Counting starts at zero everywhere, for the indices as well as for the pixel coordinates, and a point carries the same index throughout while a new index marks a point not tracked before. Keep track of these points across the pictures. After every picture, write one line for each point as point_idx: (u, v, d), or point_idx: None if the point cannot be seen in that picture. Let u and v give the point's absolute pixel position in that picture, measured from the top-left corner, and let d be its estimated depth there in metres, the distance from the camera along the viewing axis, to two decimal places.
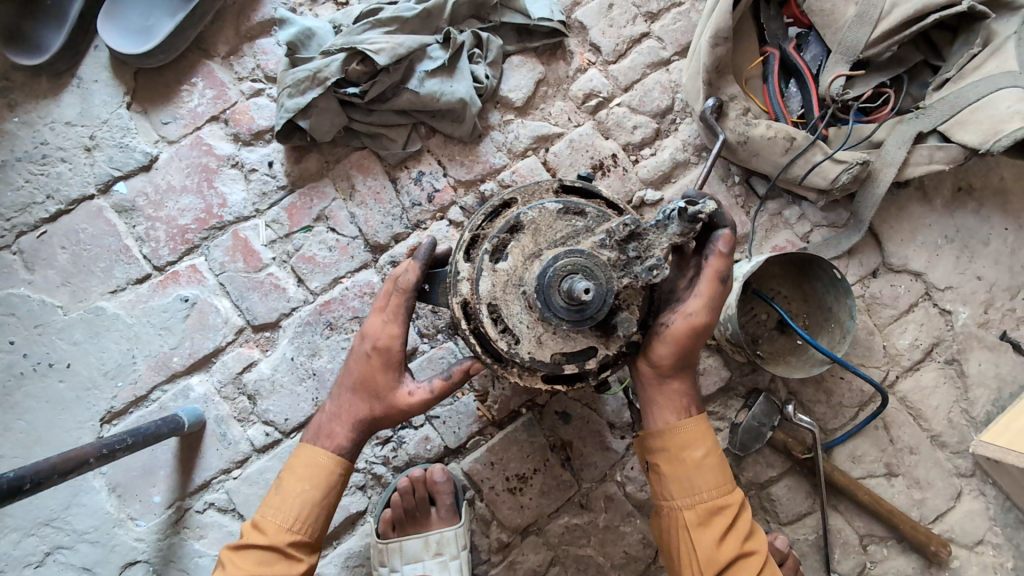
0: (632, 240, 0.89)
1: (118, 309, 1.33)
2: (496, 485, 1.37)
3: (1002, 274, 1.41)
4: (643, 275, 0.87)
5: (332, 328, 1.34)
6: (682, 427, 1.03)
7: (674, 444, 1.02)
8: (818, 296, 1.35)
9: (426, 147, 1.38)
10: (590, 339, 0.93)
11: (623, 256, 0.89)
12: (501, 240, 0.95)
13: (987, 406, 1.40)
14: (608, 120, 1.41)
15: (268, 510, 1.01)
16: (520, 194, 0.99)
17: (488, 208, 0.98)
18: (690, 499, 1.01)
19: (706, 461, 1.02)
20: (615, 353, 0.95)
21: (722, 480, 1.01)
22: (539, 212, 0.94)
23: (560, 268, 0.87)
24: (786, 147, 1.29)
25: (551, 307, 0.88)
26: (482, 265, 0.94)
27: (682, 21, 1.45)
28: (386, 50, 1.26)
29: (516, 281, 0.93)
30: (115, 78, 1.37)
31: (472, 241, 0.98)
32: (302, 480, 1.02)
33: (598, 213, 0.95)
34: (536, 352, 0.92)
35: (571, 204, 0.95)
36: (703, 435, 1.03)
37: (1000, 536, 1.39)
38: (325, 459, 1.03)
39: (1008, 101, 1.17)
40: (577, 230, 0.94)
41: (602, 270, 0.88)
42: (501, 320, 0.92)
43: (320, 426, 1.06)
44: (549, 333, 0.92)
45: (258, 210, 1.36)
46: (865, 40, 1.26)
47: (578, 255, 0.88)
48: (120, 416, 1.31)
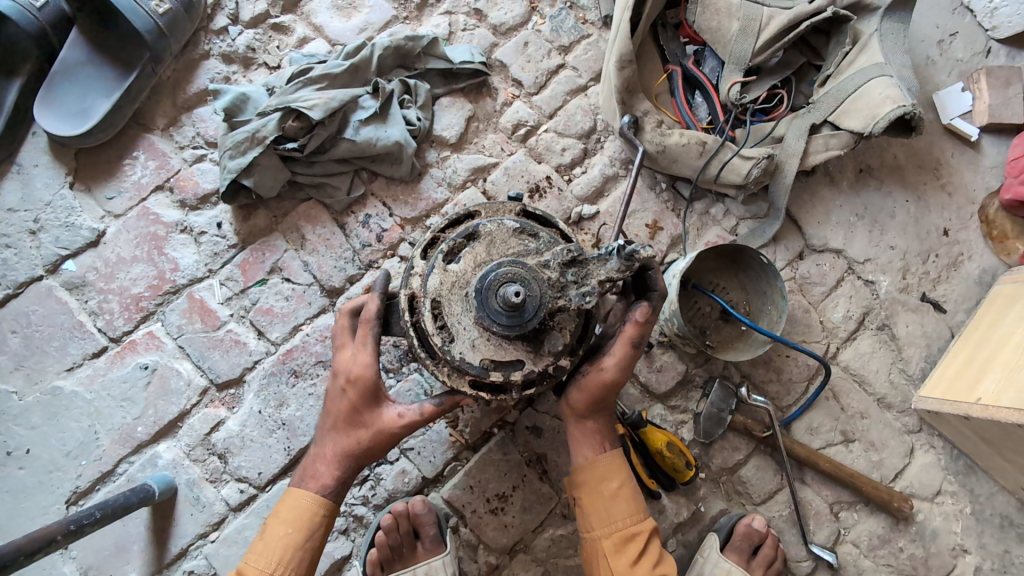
0: (573, 265, 0.93)
1: (76, 386, 1.32)
2: (478, 509, 1.39)
3: (912, 242, 1.55)
4: (576, 299, 0.91)
5: (297, 376, 1.36)
6: (599, 461, 1.15)
7: (593, 477, 1.14)
8: (754, 284, 1.45)
9: (369, 191, 1.45)
10: (520, 352, 0.97)
11: (562, 279, 0.93)
12: (457, 243, 1.00)
13: (921, 364, 1.51)
14: (538, 146, 1.51)
15: (250, 558, 1.05)
16: (485, 209, 1.04)
17: (452, 216, 1.04)
18: (607, 529, 1.13)
19: (620, 493, 1.14)
20: (541, 370, 0.97)
21: (636, 510, 1.15)
22: (496, 226, 1.00)
23: (501, 274, 0.93)
24: (700, 151, 1.41)
25: (486, 310, 0.93)
26: (435, 263, 0.99)
27: (593, 50, 1.57)
28: (320, 105, 1.33)
29: (463, 283, 0.97)
30: (55, 160, 1.40)
31: (432, 241, 1.03)
32: (285, 522, 1.06)
33: (550, 239, 1.00)
34: (467, 353, 0.95)
35: (527, 225, 1.00)
36: (615, 470, 1.15)
37: (955, 484, 1.47)
38: (306, 500, 1.07)
39: (880, 88, 1.32)
40: (528, 250, 0.98)
41: (540, 285, 0.93)
42: (441, 316, 0.97)
43: (307, 467, 1.10)
44: (483, 338, 0.96)
45: (211, 270, 1.39)
46: (751, 49, 1.41)
47: (519, 266, 0.93)
48: (86, 495, 1.29)
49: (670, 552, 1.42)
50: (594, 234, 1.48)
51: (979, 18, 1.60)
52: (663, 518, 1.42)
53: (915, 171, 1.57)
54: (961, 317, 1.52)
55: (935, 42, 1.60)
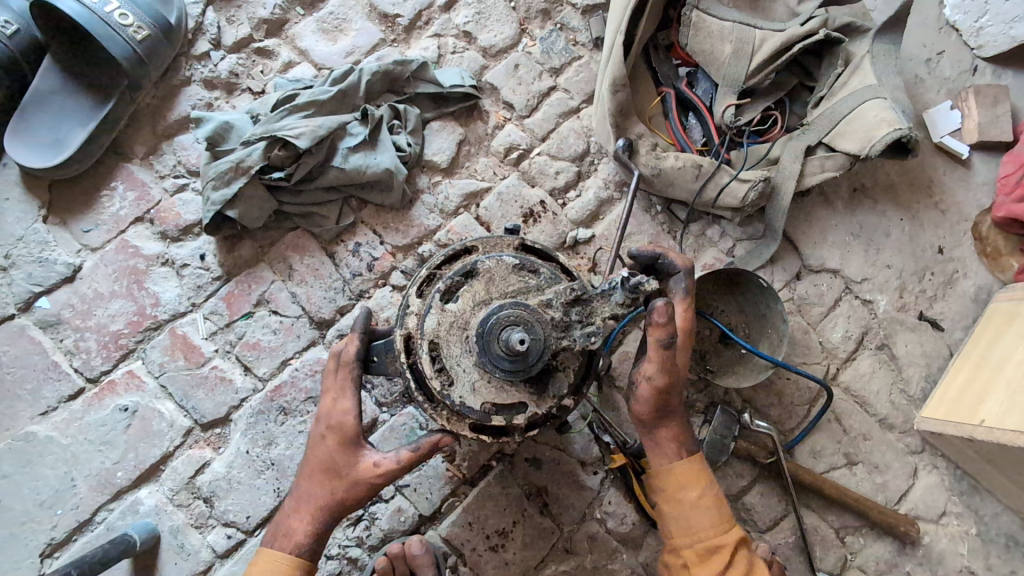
0: (577, 304, 0.90)
1: (51, 431, 1.25)
2: (478, 546, 1.34)
3: (908, 260, 1.54)
4: (581, 340, 0.89)
5: (286, 414, 1.31)
6: (678, 467, 1.09)
7: (672, 483, 1.09)
8: (753, 307, 1.43)
9: (359, 219, 1.41)
10: (523, 394, 0.93)
11: (566, 318, 0.90)
12: (455, 281, 0.96)
13: (921, 383, 1.50)
14: (531, 169, 1.48)
15: None
16: (482, 243, 1.00)
17: (448, 251, 1.00)
18: (688, 537, 1.07)
19: (700, 501, 1.07)
20: (545, 412, 0.94)
21: (723, 517, 1.07)
22: (495, 262, 0.96)
23: (503, 317, 0.88)
24: (696, 174, 1.39)
25: (489, 355, 0.89)
26: (432, 303, 0.95)
27: (585, 72, 1.56)
28: (306, 133, 1.29)
29: (462, 323, 0.94)
30: (28, 193, 1.34)
31: (428, 278, 0.99)
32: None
33: (551, 274, 0.97)
34: (467, 398, 0.92)
35: (527, 261, 0.97)
36: (696, 477, 1.09)
37: (959, 505, 1.45)
38: (282, 562, 0.99)
39: (874, 111, 1.31)
40: (528, 287, 0.95)
41: (544, 327, 0.89)
42: (439, 359, 0.93)
43: (280, 525, 1.03)
44: (484, 380, 0.92)
45: (194, 304, 1.33)
46: (745, 71, 1.40)
47: (523, 308, 0.89)
48: (62, 547, 1.22)
49: None
50: (590, 258, 1.45)
51: (966, 37, 1.61)
52: None
53: (908, 189, 1.57)
54: (959, 335, 1.52)
55: (923, 61, 1.61)
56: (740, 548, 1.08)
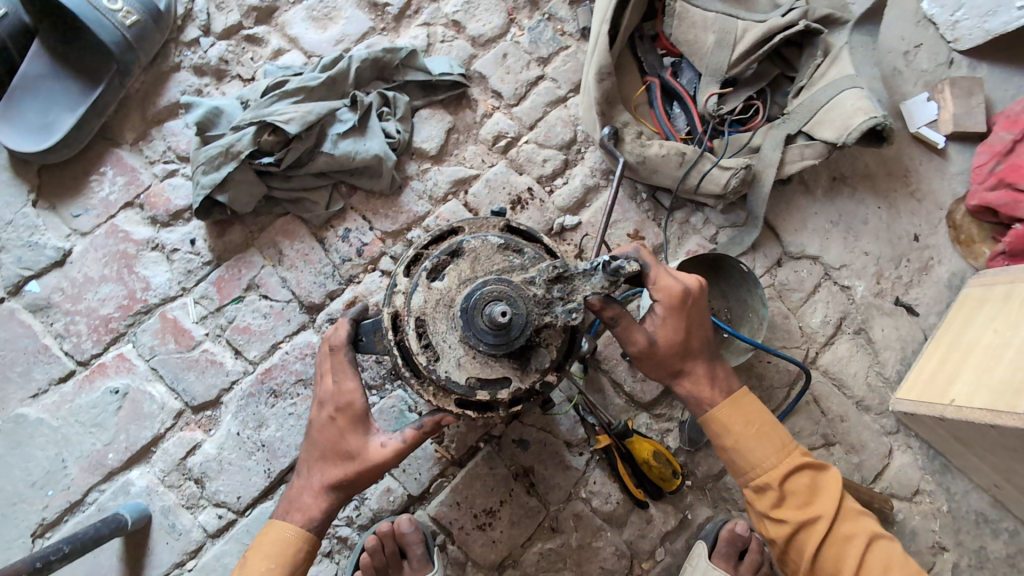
0: (559, 281, 0.93)
1: (42, 413, 1.26)
2: (466, 525, 1.37)
3: (885, 247, 1.58)
4: (562, 316, 0.92)
5: (276, 396, 1.33)
6: (717, 412, 1.11)
7: (723, 424, 1.11)
8: (734, 292, 1.47)
9: (348, 205, 1.42)
10: (507, 369, 0.95)
11: (548, 295, 0.93)
12: (441, 260, 0.99)
13: (897, 366, 1.55)
14: (519, 157, 1.51)
15: None
16: (469, 224, 1.03)
17: (435, 232, 1.02)
18: (752, 473, 1.09)
19: (747, 439, 1.10)
20: (528, 387, 0.96)
21: (779, 446, 1.09)
22: (481, 242, 0.99)
23: (486, 293, 0.92)
24: (680, 162, 1.42)
25: (473, 329, 0.92)
26: (419, 281, 0.97)
27: (572, 61, 1.58)
28: (295, 119, 1.30)
29: (448, 300, 0.96)
30: (17, 177, 1.34)
31: (415, 258, 1.02)
32: (268, 558, 1.01)
33: (535, 254, 0.99)
34: (453, 372, 0.94)
35: (511, 241, 0.99)
36: (739, 414, 1.11)
37: (932, 483, 1.51)
38: (290, 532, 1.03)
39: (851, 100, 1.36)
40: (512, 266, 0.97)
41: (526, 303, 0.92)
42: (426, 335, 0.96)
43: (292, 499, 1.05)
44: (469, 355, 0.95)
45: (184, 288, 1.35)
46: (727, 61, 1.43)
47: (506, 284, 0.93)
48: (54, 527, 1.23)
49: (659, 562, 1.42)
50: (576, 244, 1.48)
51: (942, 30, 1.65)
52: (651, 527, 1.42)
53: (885, 179, 1.61)
54: (933, 320, 1.57)
55: (901, 53, 1.65)
56: (802, 473, 1.10)
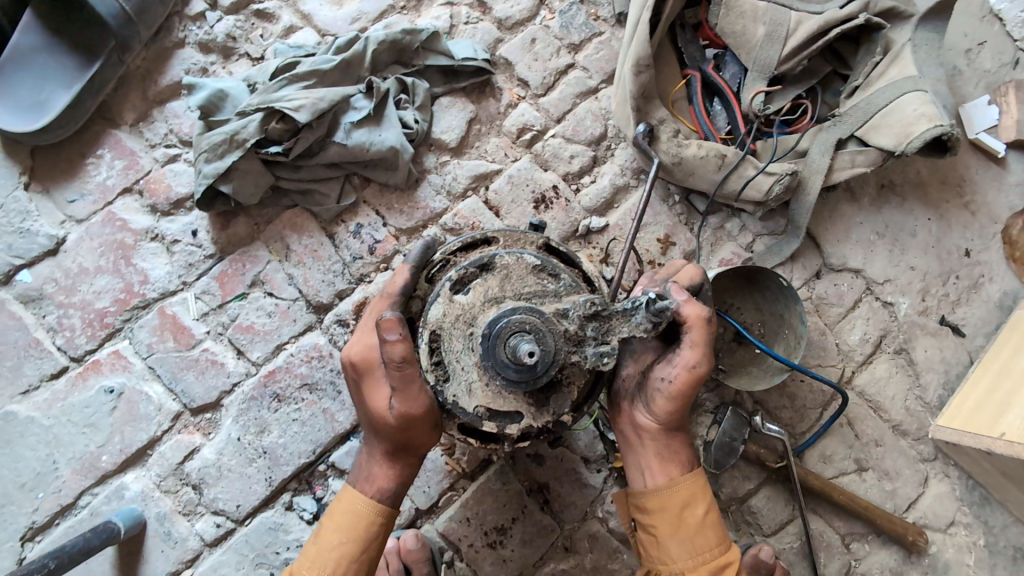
0: (595, 318, 0.83)
1: (32, 411, 1.19)
2: (475, 542, 1.30)
3: (933, 262, 1.47)
4: (591, 358, 0.82)
5: (280, 400, 1.25)
6: (682, 482, 1.02)
7: (674, 501, 1.01)
8: (770, 305, 1.36)
9: (361, 198, 1.33)
10: (521, 403, 0.86)
11: (580, 332, 0.83)
12: (468, 272, 0.89)
13: (938, 391, 1.45)
14: (544, 152, 1.40)
15: (303, 565, 0.94)
16: (505, 236, 0.94)
17: (466, 239, 0.94)
18: (691, 560, 0.99)
19: (707, 519, 1.01)
20: (541, 426, 0.87)
21: (724, 534, 1.02)
22: (515, 259, 0.89)
23: (513, 322, 0.81)
24: (719, 164, 1.32)
25: (493, 360, 0.81)
26: (440, 292, 0.88)
27: (605, 49, 1.46)
28: (306, 106, 1.21)
29: (468, 318, 0.86)
30: (9, 158, 1.25)
31: (441, 264, 0.94)
32: (339, 529, 0.95)
33: (572, 281, 0.89)
34: (461, 397, 0.85)
35: (550, 263, 0.90)
36: (700, 491, 1.03)
37: (969, 515, 1.42)
38: (364, 504, 0.95)
39: (913, 105, 1.24)
40: (545, 291, 0.88)
41: (556, 339, 0.81)
42: (438, 351, 0.87)
43: (361, 469, 0.99)
44: (482, 382, 0.85)
45: (185, 282, 1.26)
46: (776, 56, 1.31)
47: (538, 316, 0.82)
48: (43, 532, 1.17)
49: None
50: (602, 248, 1.38)
51: (1009, 28, 1.52)
52: None
53: (938, 187, 1.50)
54: (980, 342, 1.46)
55: (963, 51, 1.52)
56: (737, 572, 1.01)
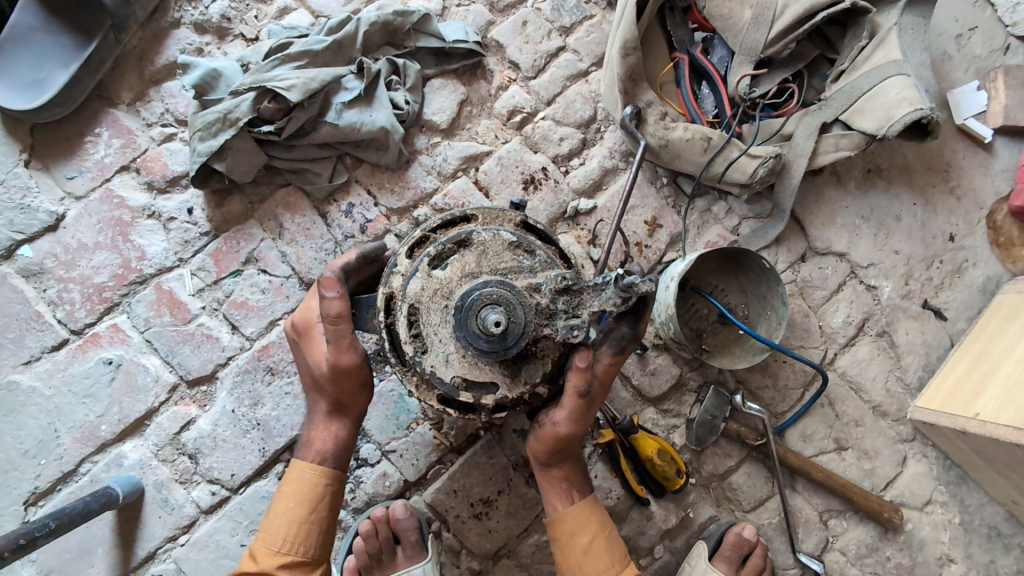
0: (566, 293, 0.85)
1: (34, 382, 1.24)
2: (461, 514, 1.34)
3: (917, 246, 1.49)
4: (562, 331, 0.84)
5: (273, 374, 1.29)
6: (568, 513, 1.10)
7: (563, 532, 1.10)
8: (754, 287, 1.39)
9: (353, 177, 1.36)
10: (496, 374, 0.89)
11: (552, 306, 0.85)
12: (446, 248, 0.92)
13: (919, 373, 1.48)
14: (534, 134, 1.43)
15: (260, 538, 1.00)
16: (483, 214, 0.97)
17: (445, 216, 0.96)
18: None
19: (593, 546, 1.09)
20: (515, 397, 0.90)
21: (614, 557, 1.10)
22: (491, 236, 0.92)
23: (484, 295, 0.83)
24: (705, 147, 1.34)
25: (465, 332, 0.84)
26: (419, 267, 0.90)
27: (596, 32, 1.48)
28: (297, 86, 1.23)
29: (446, 292, 0.89)
30: (9, 136, 1.29)
31: (420, 240, 0.95)
32: (289, 496, 1.02)
33: (546, 257, 0.92)
34: (438, 368, 0.88)
35: (524, 240, 0.92)
36: (590, 520, 1.10)
37: (945, 494, 1.45)
38: (308, 472, 1.02)
39: (897, 88, 1.25)
40: (520, 267, 0.90)
41: (526, 312, 0.84)
42: (417, 324, 0.89)
43: (304, 438, 1.06)
44: (459, 353, 0.88)
45: (181, 259, 1.30)
46: (763, 40, 1.32)
47: (508, 289, 0.84)
48: (46, 497, 1.22)
49: (656, 559, 1.39)
50: (590, 230, 1.41)
51: (1000, 13, 1.52)
52: (650, 524, 1.39)
53: (924, 173, 1.51)
54: (962, 326, 1.48)
55: (954, 36, 1.53)
56: None
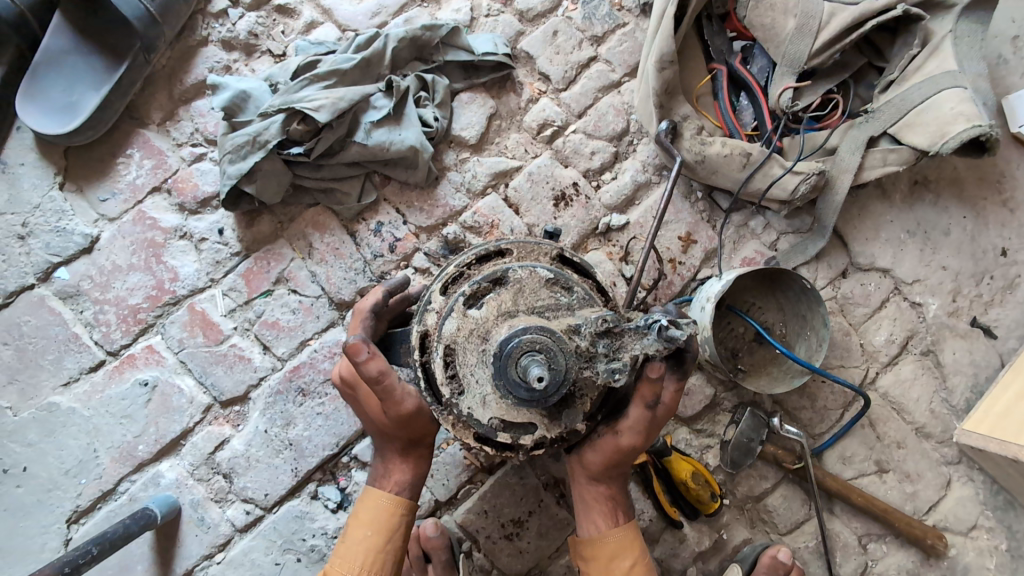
0: (606, 335, 0.83)
1: (73, 403, 1.26)
2: (492, 534, 1.33)
3: (967, 262, 1.43)
4: (603, 374, 0.82)
5: (305, 395, 1.29)
6: (610, 534, 1.05)
7: (602, 553, 1.05)
8: (793, 305, 1.34)
9: (382, 196, 1.34)
10: (534, 415, 0.87)
11: (592, 348, 0.83)
12: (481, 286, 0.90)
13: (966, 394, 1.42)
14: (565, 148, 1.39)
15: (334, 563, 1.00)
16: (518, 248, 0.94)
17: (480, 251, 0.95)
18: None
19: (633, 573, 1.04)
20: (553, 436, 0.89)
21: None
22: (528, 274, 0.90)
23: (524, 342, 0.81)
24: (743, 163, 1.29)
25: (504, 380, 0.82)
26: (454, 307, 0.89)
27: (628, 41, 1.43)
28: (326, 106, 1.21)
29: (482, 332, 0.86)
30: (43, 159, 1.29)
31: (455, 276, 0.94)
32: (365, 525, 1.01)
33: (585, 295, 0.90)
34: (476, 411, 0.87)
35: (562, 277, 0.90)
36: (632, 543, 1.06)
37: (992, 520, 1.40)
38: (384, 500, 1.02)
39: (951, 102, 1.18)
40: (558, 304, 0.88)
41: (567, 358, 0.82)
42: (453, 365, 0.88)
43: (377, 469, 1.06)
44: (496, 394, 0.86)
45: (213, 279, 1.30)
46: (807, 50, 1.26)
47: (548, 335, 0.81)
48: (87, 514, 1.24)
49: None
50: (622, 246, 1.37)
51: None
52: (684, 546, 1.36)
53: (975, 184, 1.44)
54: (1012, 345, 1.42)
55: (1009, 38, 1.44)
56: None
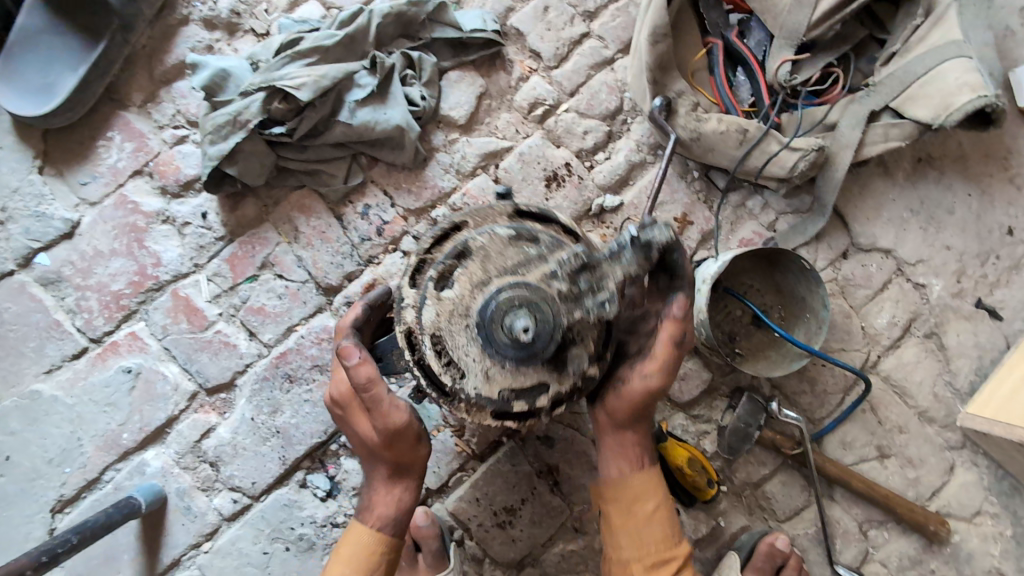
0: (584, 271, 0.83)
1: (56, 390, 1.23)
2: (484, 522, 1.31)
3: (971, 241, 1.39)
4: (593, 309, 0.83)
5: (291, 381, 1.27)
6: (634, 478, 1.03)
7: (625, 496, 1.03)
8: (792, 287, 1.31)
9: (369, 178, 1.31)
10: (542, 374, 0.85)
11: (575, 287, 0.82)
12: (448, 266, 0.87)
13: (970, 377, 1.38)
14: (556, 128, 1.35)
15: None
16: (472, 217, 0.91)
17: (435, 232, 0.90)
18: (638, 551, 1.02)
19: (655, 515, 1.03)
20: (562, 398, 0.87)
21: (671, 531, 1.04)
22: (489, 238, 0.86)
23: (501, 301, 0.80)
24: (740, 140, 1.25)
25: (495, 345, 0.81)
26: (426, 293, 0.86)
27: (622, 17, 1.39)
28: (308, 84, 1.18)
29: (462, 312, 0.84)
30: (22, 142, 1.27)
31: (418, 265, 0.89)
32: (344, 562, 0.98)
33: (551, 240, 0.87)
34: (482, 388, 0.84)
35: (523, 230, 0.87)
36: (653, 485, 1.04)
37: (996, 505, 1.37)
38: (367, 538, 0.99)
39: (955, 72, 1.14)
40: (528, 257, 0.85)
41: (550, 304, 0.81)
42: (446, 352, 0.85)
43: (363, 499, 1.03)
44: (496, 367, 0.84)
45: (197, 264, 1.27)
46: (806, 22, 1.22)
47: (524, 288, 0.81)
48: (72, 503, 1.22)
49: None
50: (616, 228, 1.34)
51: None
52: None
53: (980, 161, 1.40)
54: (1018, 326, 1.38)
55: (1017, 10, 1.39)
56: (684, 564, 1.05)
